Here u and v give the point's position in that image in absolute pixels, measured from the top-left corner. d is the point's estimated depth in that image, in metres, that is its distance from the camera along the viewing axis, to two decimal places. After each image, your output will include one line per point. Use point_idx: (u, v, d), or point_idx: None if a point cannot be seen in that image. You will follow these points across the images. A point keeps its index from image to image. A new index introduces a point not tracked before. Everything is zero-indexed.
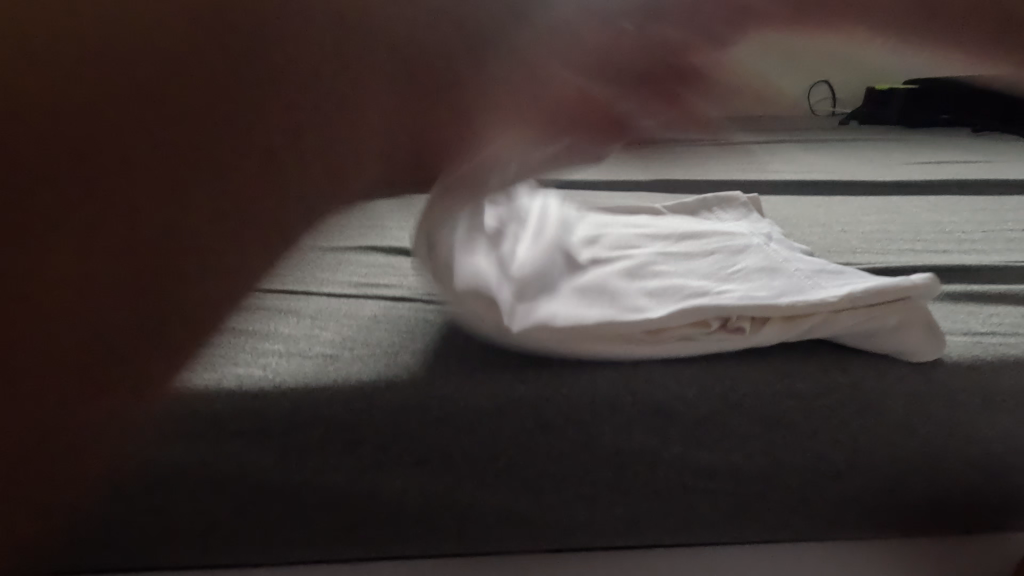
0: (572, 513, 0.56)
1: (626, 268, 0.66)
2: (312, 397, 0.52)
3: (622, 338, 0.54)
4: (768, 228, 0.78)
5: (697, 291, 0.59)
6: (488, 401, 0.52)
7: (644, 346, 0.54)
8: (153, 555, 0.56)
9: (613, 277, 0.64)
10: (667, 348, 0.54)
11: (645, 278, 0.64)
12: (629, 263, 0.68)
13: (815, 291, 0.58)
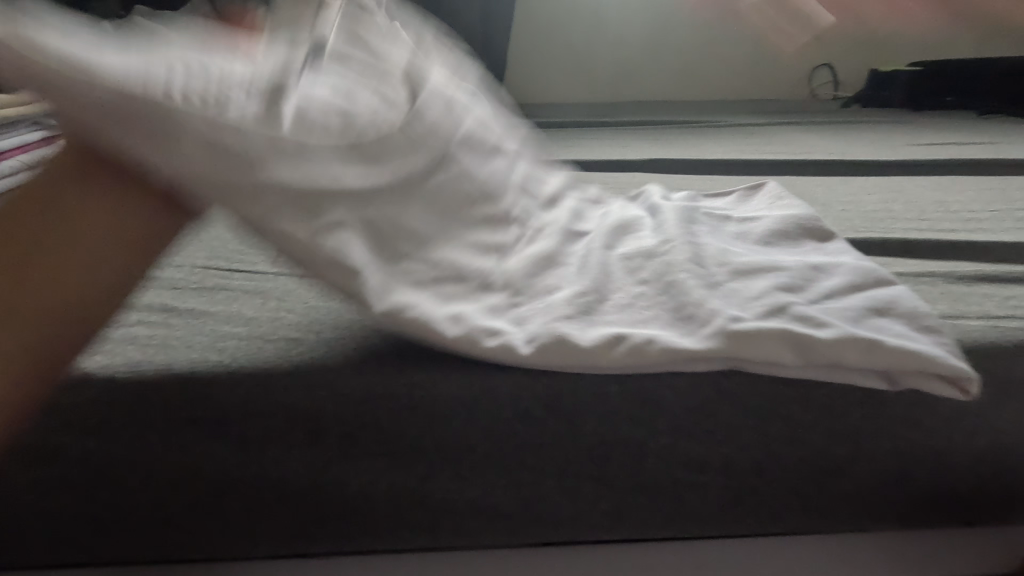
0: (556, 508, 0.53)
1: (629, 251, 0.61)
2: (272, 379, 0.48)
3: (615, 383, 0.49)
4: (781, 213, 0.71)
5: (698, 278, 0.55)
6: (463, 388, 0.49)
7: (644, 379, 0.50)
8: (107, 553, 0.52)
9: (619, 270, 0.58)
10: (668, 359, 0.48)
11: (645, 266, 0.58)
12: (634, 248, 0.62)
13: None
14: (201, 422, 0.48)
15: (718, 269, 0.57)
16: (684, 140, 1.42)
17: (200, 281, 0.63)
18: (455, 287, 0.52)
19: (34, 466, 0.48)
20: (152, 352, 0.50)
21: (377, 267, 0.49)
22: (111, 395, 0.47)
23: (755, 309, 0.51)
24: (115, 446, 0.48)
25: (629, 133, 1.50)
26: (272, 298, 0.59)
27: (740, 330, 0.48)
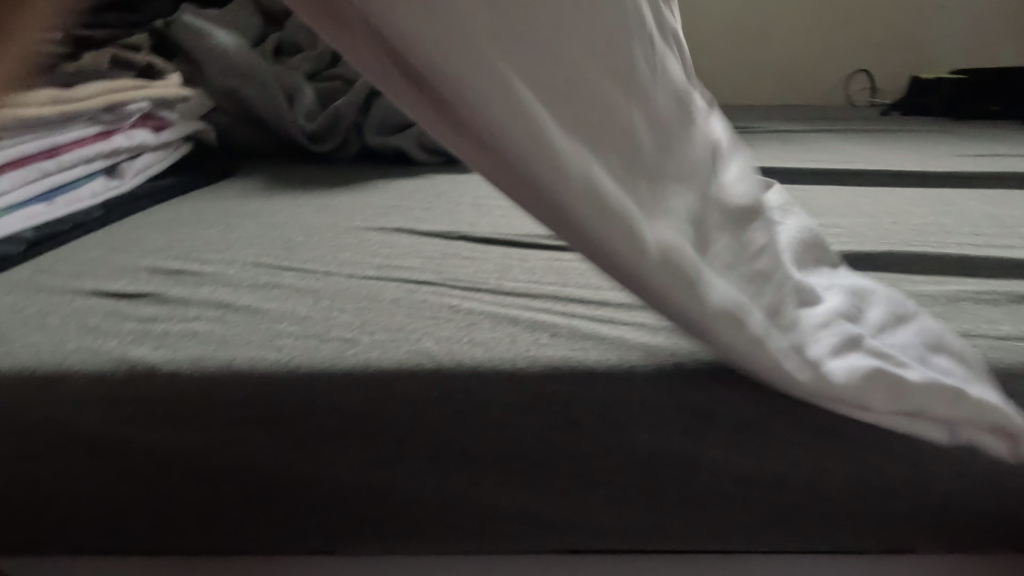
0: (602, 518, 0.53)
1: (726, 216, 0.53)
2: (329, 379, 0.49)
3: (670, 394, 0.49)
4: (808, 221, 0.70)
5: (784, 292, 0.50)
6: (515, 395, 0.49)
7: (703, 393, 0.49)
8: (159, 542, 0.53)
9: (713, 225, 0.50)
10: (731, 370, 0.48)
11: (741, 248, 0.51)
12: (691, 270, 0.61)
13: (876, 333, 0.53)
14: (259, 418, 0.49)
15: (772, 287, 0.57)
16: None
17: (251, 279, 0.64)
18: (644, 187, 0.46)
19: (96, 453, 0.49)
20: (213, 348, 0.51)
21: (620, 168, 0.45)
22: (174, 389, 0.48)
23: (829, 344, 0.48)
24: (176, 438, 0.49)
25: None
26: (323, 297, 0.60)
27: (828, 382, 0.46)
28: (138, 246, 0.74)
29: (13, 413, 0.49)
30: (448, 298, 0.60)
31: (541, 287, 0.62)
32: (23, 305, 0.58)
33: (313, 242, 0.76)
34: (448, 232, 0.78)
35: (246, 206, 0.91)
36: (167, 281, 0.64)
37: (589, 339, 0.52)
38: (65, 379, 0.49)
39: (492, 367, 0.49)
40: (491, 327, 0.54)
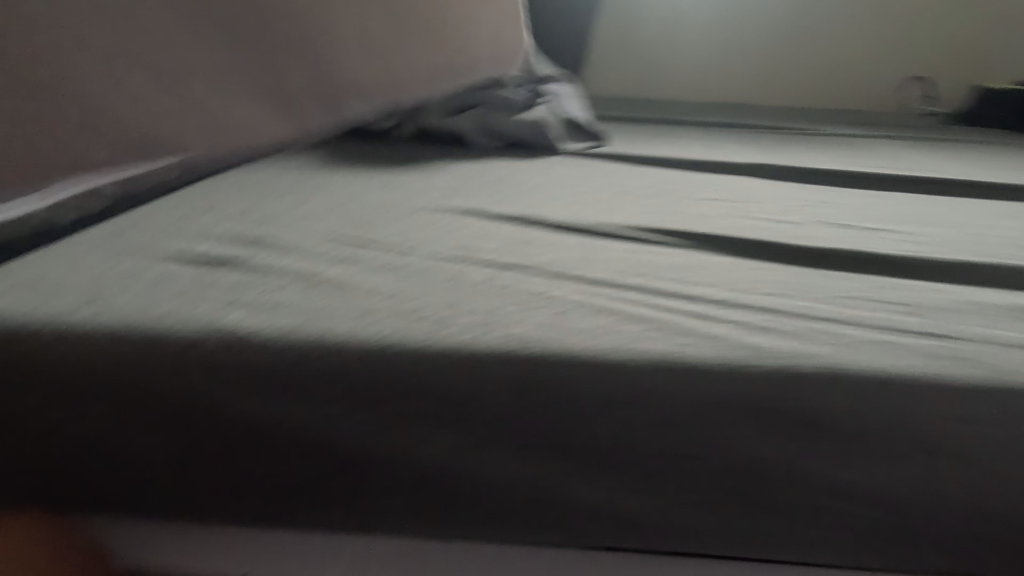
0: (688, 521, 0.52)
1: (732, 304, 0.56)
2: (434, 360, 0.48)
3: (777, 397, 0.48)
4: (873, 264, 0.70)
5: (853, 326, 0.54)
6: (614, 386, 0.48)
7: (812, 398, 0.48)
8: (234, 516, 0.52)
9: (693, 328, 0.52)
10: (833, 371, 0.49)
11: (739, 330, 0.52)
12: (775, 284, 0.61)
13: (982, 350, 0.52)
14: (356, 396, 0.48)
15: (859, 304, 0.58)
16: (780, 147, 1.37)
17: (331, 253, 0.63)
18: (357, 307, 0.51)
19: (187, 419, 0.49)
20: (304, 319, 0.50)
21: None
22: (272, 359, 0.47)
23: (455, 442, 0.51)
24: (269, 407, 0.48)
25: (720, 134, 1.45)
26: (407, 276, 0.59)
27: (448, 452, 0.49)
28: (214, 213, 0.73)
29: (107, 376, 0.48)
30: (535, 284, 0.58)
31: (627, 279, 0.61)
32: (110, 265, 0.57)
33: (386, 219, 0.75)
34: (520, 217, 0.77)
35: (313, 179, 0.90)
36: (247, 249, 0.63)
37: (689, 335, 0.50)
38: (162, 342, 0.48)
39: (601, 359, 0.48)
40: (584, 316, 0.53)
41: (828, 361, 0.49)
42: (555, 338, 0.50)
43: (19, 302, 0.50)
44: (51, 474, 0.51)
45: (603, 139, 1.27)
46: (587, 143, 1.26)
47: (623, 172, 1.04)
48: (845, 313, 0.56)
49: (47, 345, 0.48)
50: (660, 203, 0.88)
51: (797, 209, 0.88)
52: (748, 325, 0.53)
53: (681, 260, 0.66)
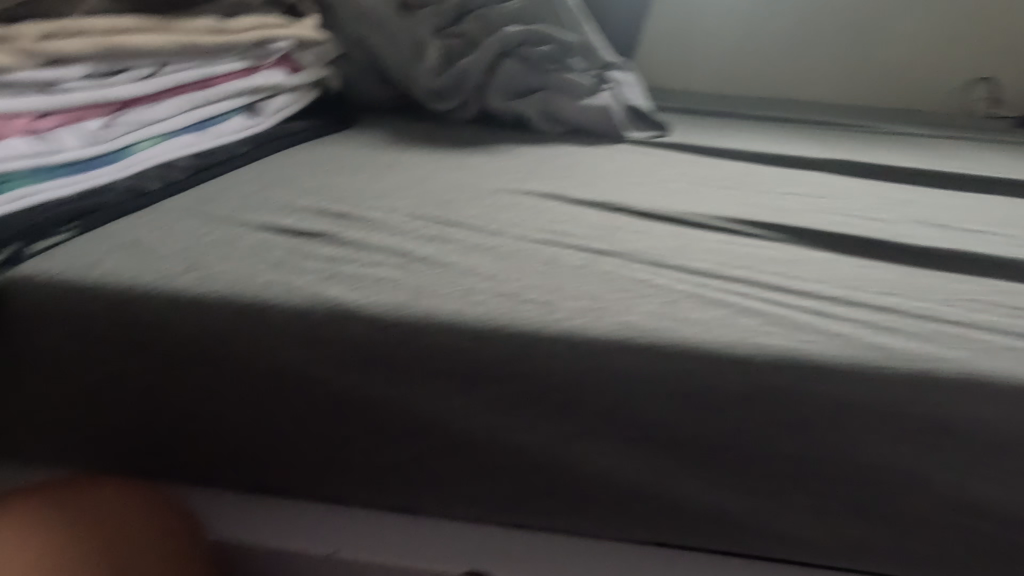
0: (796, 527, 0.49)
1: (849, 301, 0.53)
2: (544, 346, 0.46)
3: (906, 402, 0.45)
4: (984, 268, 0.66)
5: (984, 331, 0.50)
6: (739, 381, 0.45)
7: (946, 405, 0.45)
8: (325, 493, 0.51)
9: (813, 325, 0.49)
10: (970, 379, 0.45)
11: (863, 330, 0.49)
12: (887, 283, 0.58)
13: None
14: (463, 377, 0.46)
15: (985, 308, 0.54)
16: (860, 119, 1.26)
17: (420, 231, 0.62)
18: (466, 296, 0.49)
19: (286, 391, 0.48)
20: (411, 297, 0.48)
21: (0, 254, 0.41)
22: (380, 335, 0.46)
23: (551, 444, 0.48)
24: (372, 384, 0.47)
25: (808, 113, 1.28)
26: (503, 259, 0.57)
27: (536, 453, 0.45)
28: (292, 184, 0.72)
29: (210, 344, 0.47)
30: (636, 271, 0.56)
31: (731, 271, 0.58)
32: (203, 232, 0.56)
33: (466, 198, 0.73)
34: (604, 203, 0.74)
35: (384, 156, 0.88)
36: (335, 222, 0.61)
37: (813, 332, 0.48)
38: (267, 312, 0.47)
39: (721, 353, 0.46)
40: (698, 308, 0.50)
41: (962, 368, 0.46)
42: (672, 328, 0.47)
43: (123, 263, 0.49)
44: (148, 437, 0.50)
45: (664, 130, 1.18)
46: (648, 133, 1.18)
47: (695, 162, 1.00)
48: (974, 317, 0.52)
49: (149, 308, 0.47)
50: (742, 194, 0.85)
51: (889, 207, 0.83)
52: (873, 325, 0.49)
53: (782, 255, 0.63)
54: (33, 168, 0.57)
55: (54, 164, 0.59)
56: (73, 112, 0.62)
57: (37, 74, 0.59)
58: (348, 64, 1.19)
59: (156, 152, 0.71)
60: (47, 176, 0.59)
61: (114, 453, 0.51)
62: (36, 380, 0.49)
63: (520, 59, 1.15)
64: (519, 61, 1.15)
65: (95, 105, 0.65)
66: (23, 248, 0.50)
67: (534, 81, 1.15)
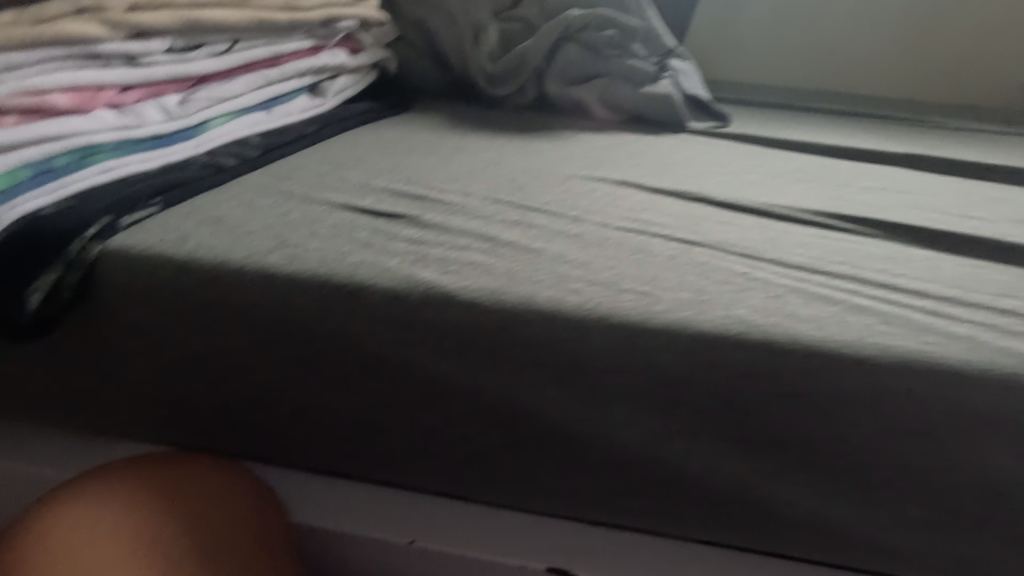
0: (907, 542, 0.45)
1: (966, 303, 0.49)
2: (648, 338, 0.44)
3: None
4: None
5: None
6: (858, 385, 0.42)
7: None
8: (407, 478, 0.50)
9: (934, 326, 0.45)
10: None
11: (994, 335, 0.45)
12: (1002, 287, 0.54)
13: None
14: (560, 366, 0.45)
15: None
16: (945, 103, 1.17)
17: (501, 215, 0.60)
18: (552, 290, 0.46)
19: (377, 374, 0.47)
20: (505, 282, 0.46)
21: None
22: (475, 320, 0.45)
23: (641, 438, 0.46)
24: (465, 370, 0.46)
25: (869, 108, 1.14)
26: (591, 245, 0.54)
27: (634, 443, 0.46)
28: (362, 165, 0.70)
29: (302, 322, 0.46)
30: (731, 263, 0.53)
31: (830, 265, 0.55)
32: (285, 209, 0.55)
33: (539, 184, 0.71)
34: (683, 191, 0.71)
35: (448, 140, 0.86)
36: (414, 205, 0.60)
37: (935, 333, 0.44)
38: (360, 292, 0.46)
39: (838, 351, 0.43)
40: (805, 303, 0.47)
41: None
42: (782, 324, 0.44)
43: (214, 239, 0.49)
44: (233, 415, 0.50)
45: (725, 121, 1.09)
46: (708, 124, 1.09)
47: (766, 153, 0.95)
48: None
49: (243, 285, 0.46)
50: (823, 188, 0.80)
51: (985, 205, 0.77)
52: (999, 329, 0.46)
53: (881, 251, 0.60)
54: (118, 142, 0.57)
55: (137, 138, 0.59)
56: (153, 86, 0.62)
57: (123, 46, 0.58)
58: (406, 47, 1.18)
59: (230, 129, 0.70)
60: (130, 150, 0.58)
61: (199, 430, 0.51)
62: (125, 356, 0.49)
63: (581, 43, 1.10)
64: (579, 45, 1.11)
65: (173, 80, 0.64)
66: (114, 220, 0.50)
67: (594, 66, 1.10)
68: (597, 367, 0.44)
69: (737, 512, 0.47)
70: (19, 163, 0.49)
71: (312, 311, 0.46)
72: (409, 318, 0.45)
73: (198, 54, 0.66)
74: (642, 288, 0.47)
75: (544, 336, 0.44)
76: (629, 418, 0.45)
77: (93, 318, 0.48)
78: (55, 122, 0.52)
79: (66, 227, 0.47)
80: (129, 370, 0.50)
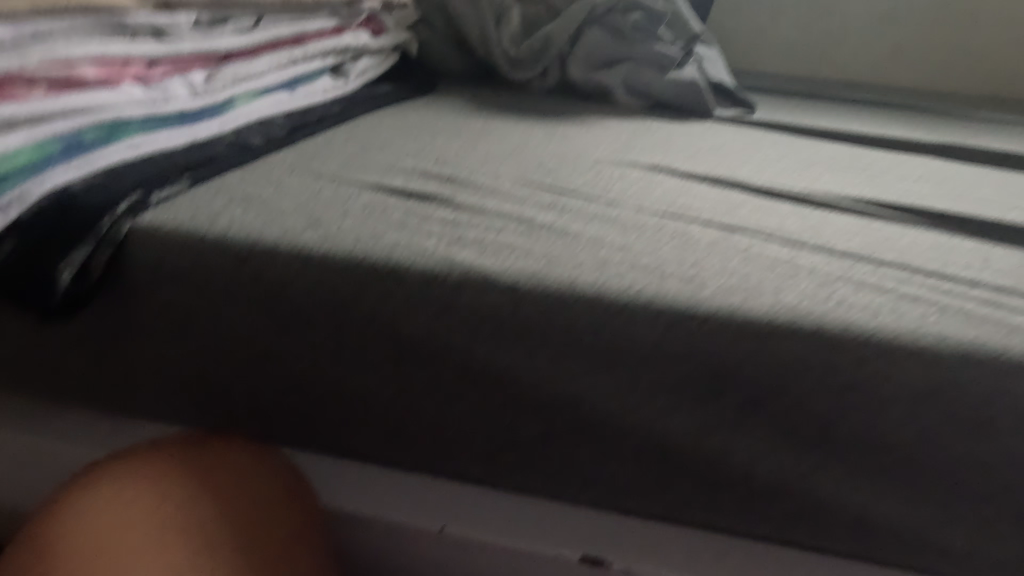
0: (958, 541, 0.44)
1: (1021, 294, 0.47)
2: (693, 324, 0.42)
3: None
4: None
5: None
6: (915, 375, 0.41)
7: None
8: (438, 464, 0.49)
9: (989, 316, 0.44)
10: None
11: None
12: None
13: None
14: (600, 351, 0.43)
15: None
16: (977, 95, 1.14)
17: (535, 198, 0.58)
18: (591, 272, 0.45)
19: (411, 357, 0.46)
20: (545, 265, 0.45)
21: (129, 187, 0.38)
22: (514, 303, 0.43)
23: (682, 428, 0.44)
24: (502, 354, 0.44)
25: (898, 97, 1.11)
26: (629, 230, 0.53)
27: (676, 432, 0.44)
28: (388, 146, 0.69)
29: (335, 302, 0.45)
30: (774, 250, 0.52)
31: (877, 253, 0.53)
32: (315, 189, 0.54)
33: (569, 167, 0.69)
34: (716, 177, 0.69)
35: (472, 123, 0.85)
36: (444, 186, 0.58)
37: (993, 323, 0.43)
38: (395, 272, 0.44)
39: (891, 340, 0.41)
40: (855, 291, 0.46)
41: None
42: (831, 311, 0.43)
43: (246, 217, 0.48)
44: (263, 399, 0.49)
45: (751, 109, 1.05)
46: (734, 111, 1.05)
47: (797, 141, 0.93)
48: None
49: (275, 263, 0.45)
50: (858, 177, 0.78)
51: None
52: None
53: (927, 240, 0.58)
54: (145, 117, 0.56)
55: (164, 114, 0.58)
56: (179, 62, 0.61)
57: (150, 18, 0.56)
58: (427, 30, 1.16)
59: (255, 107, 0.68)
60: (157, 127, 0.57)
61: (230, 413, 0.50)
62: (154, 335, 0.48)
63: (605, 27, 1.08)
64: (604, 29, 1.08)
65: (199, 56, 0.63)
66: (144, 196, 0.48)
67: (617, 51, 1.07)
68: (639, 353, 0.43)
69: (779, 505, 0.45)
70: (48, 135, 0.48)
71: (346, 292, 0.45)
72: (445, 299, 0.44)
73: (223, 29, 0.65)
74: (684, 272, 0.46)
75: (585, 320, 0.43)
76: (669, 407, 0.44)
77: (123, 297, 0.48)
78: (83, 95, 0.51)
79: (96, 203, 0.46)
80: (158, 349, 0.49)
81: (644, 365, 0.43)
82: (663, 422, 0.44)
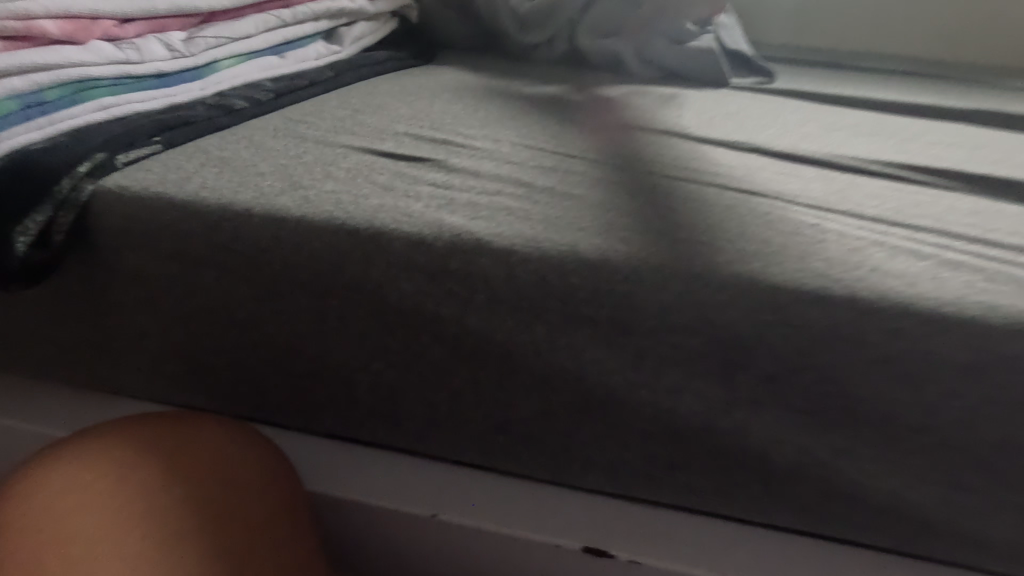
0: (996, 532, 0.39)
1: None
2: (705, 293, 0.38)
3: None
4: None
5: None
6: (960, 349, 0.36)
7: None
8: (429, 445, 0.46)
9: None
10: None
11: None
12: None
13: None
14: (603, 323, 0.39)
15: None
16: None
17: (536, 161, 0.54)
18: (595, 236, 0.40)
19: (397, 328, 0.42)
20: (543, 229, 0.41)
21: None
22: (508, 270, 0.39)
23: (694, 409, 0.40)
24: (496, 327, 0.41)
25: (930, 65, 1.03)
26: (638, 193, 0.48)
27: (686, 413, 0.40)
28: (380, 110, 0.64)
29: (315, 269, 0.41)
30: (798, 213, 0.47)
31: (911, 218, 0.48)
32: (298, 152, 0.50)
33: (574, 132, 0.64)
34: (733, 142, 0.64)
35: (473, 89, 0.80)
36: (437, 150, 0.54)
37: None
38: (378, 237, 0.40)
39: (932, 310, 0.36)
40: (890, 256, 0.41)
41: None
42: (863, 278, 0.38)
43: (219, 180, 0.44)
44: (243, 375, 0.46)
45: (771, 77, 0.98)
46: (752, 79, 0.99)
47: (820, 108, 0.87)
48: None
49: (248, 228, 0.42)
50: (887, 144, 0.72)
51: None
52: None
53: (967, 205, 0.52)
54: (115, 77, 0.52)
55: (137, 74, 0.54)
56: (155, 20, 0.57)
57: None
58: None
59: (242, 71, 0.63)
60: (130, 88, 0.53)
61: (210, 390, 0.47)
62: (126, 308, 0.45)
63: None
64: None
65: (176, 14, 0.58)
66: (109, 157, 0.45)
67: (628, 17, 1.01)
68: (646, 324, 0.39)
69: (799, 492, 0.41)
70: (3, 93, 0.45)
71: (327, 259, 0.41)
72: (432, 266, 0.40)
73: None
74: (699, 238, 0.41)
75: (587, 289, 0.39)
76: (680, 384, 0.40)
77: (89, 267, 0.45)
78: (43, 50, 0.47)
79: (55, 164, 0.42)
80: (130, 323, 0.46)
81: (654, 338, 0.39)
82: (671, 401, 0.40)
